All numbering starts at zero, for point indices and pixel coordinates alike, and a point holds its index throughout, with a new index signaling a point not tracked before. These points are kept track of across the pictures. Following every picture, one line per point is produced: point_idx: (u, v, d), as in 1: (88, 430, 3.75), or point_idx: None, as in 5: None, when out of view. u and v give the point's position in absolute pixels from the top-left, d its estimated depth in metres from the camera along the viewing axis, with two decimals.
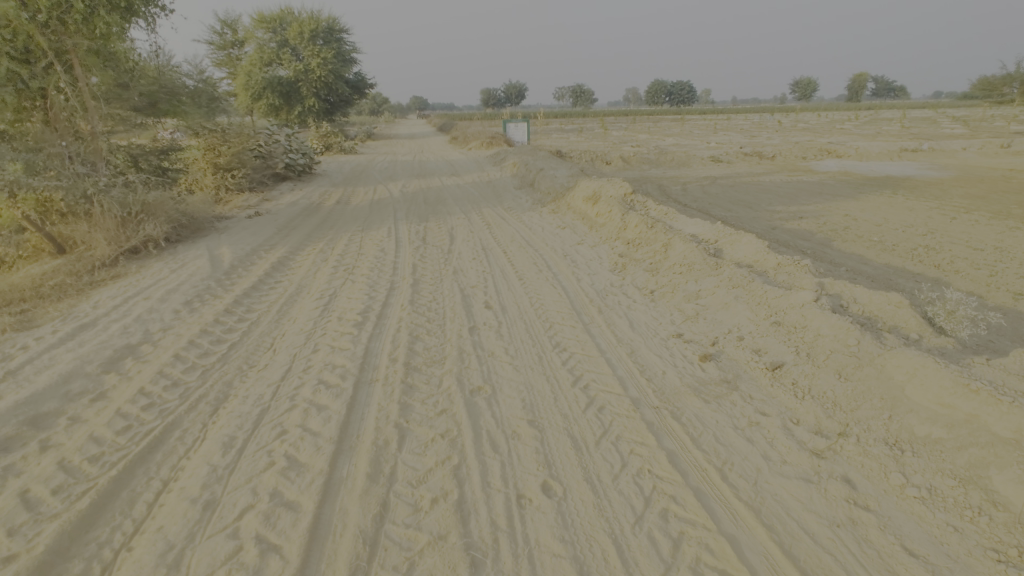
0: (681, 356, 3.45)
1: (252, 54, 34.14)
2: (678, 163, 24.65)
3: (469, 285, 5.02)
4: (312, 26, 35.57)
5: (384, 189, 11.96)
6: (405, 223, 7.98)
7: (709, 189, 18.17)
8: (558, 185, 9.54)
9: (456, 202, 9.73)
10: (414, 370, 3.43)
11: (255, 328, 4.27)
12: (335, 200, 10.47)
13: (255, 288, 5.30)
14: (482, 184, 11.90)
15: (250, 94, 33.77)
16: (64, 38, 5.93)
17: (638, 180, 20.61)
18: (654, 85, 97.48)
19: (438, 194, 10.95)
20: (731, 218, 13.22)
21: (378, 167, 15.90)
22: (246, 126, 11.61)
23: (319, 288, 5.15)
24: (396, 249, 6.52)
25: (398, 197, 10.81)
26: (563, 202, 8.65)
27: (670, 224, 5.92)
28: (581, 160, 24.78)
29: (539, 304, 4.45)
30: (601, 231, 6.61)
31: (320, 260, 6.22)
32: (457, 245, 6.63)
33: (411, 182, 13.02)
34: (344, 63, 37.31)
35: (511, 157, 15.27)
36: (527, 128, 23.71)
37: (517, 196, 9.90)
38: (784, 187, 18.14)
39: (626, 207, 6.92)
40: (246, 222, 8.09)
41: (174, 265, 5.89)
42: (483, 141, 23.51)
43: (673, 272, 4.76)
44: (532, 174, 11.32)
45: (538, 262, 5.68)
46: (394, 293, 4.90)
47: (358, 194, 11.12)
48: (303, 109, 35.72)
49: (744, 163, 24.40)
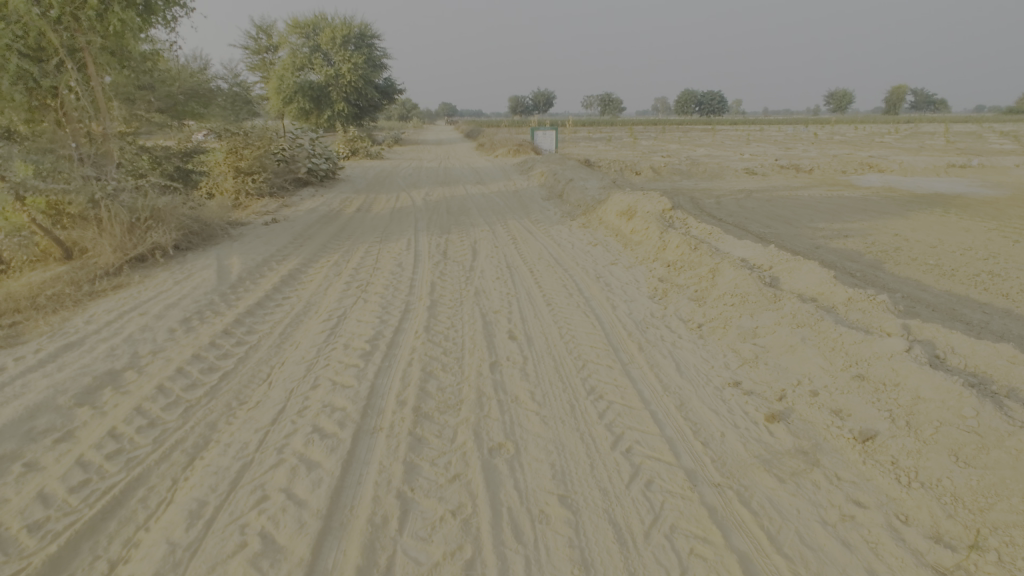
0: (743, 415, 2.86)
1: (285, 58, 34.57)
2: (711, 175, 23.84)
3: (492, 309, 4.53)
4: (344, 32, 35.86)
5: (407, 196, 11.59)
6: (426, 236, 7.55)
7: (745, 203, 17.38)
8: (588, 197, 9.02)
9: (481, 213, 9.27)
10: (425, 417, 2.94)
11: (253, 353, 3.84)
12: (356, 208, 10.12)
13: (260, 304, 4.89)
14: (508, 194, 11.44)
15: (282, 98, 34.25)
16: (76, 35, 5.63)
17: (670, 191, 19.91)
18: (684, 95, 96.26)
19: (462, 203, 10.54)
20: (770, 235, 12.48)
21: (403, 173, 15.60)
22: (270, 129, 11.39)
23: (328, 308, 4.71)
24: (414, 264, 6.08)
25: (421, 206, 10.43)
26: (594, 215, 8.12)
27: (715, 245, 5.34)
28: (610, 169, 24.17)
29: (569, 336, 3.93)
30: (636, 250, 6.06)
31: (332, 274, 5.80)
32: (479, 261, 6.16)
33: (435, 189, 12.65)
34: (374, 68, 37.52)
35: (539, 166, 14.79)
36: (555, 136, 23.25)
37: (545, 207, 9.40)
38: (825, 202, 17.25)
39: (665, 224, 6.36)
40: (261, 230, 7.75)
41: (179, 276, 5.55)
42: (511, 149, 23.11)
43: (723, 304, 4.18)
44: (561, 185, 10.80)
45: (567, 284, 5.15)
46: (408, 316, 4.43)
47: (380, 202, 10.76)
48: (333, 113, 36.00)
49: (780, 176, 23.46)
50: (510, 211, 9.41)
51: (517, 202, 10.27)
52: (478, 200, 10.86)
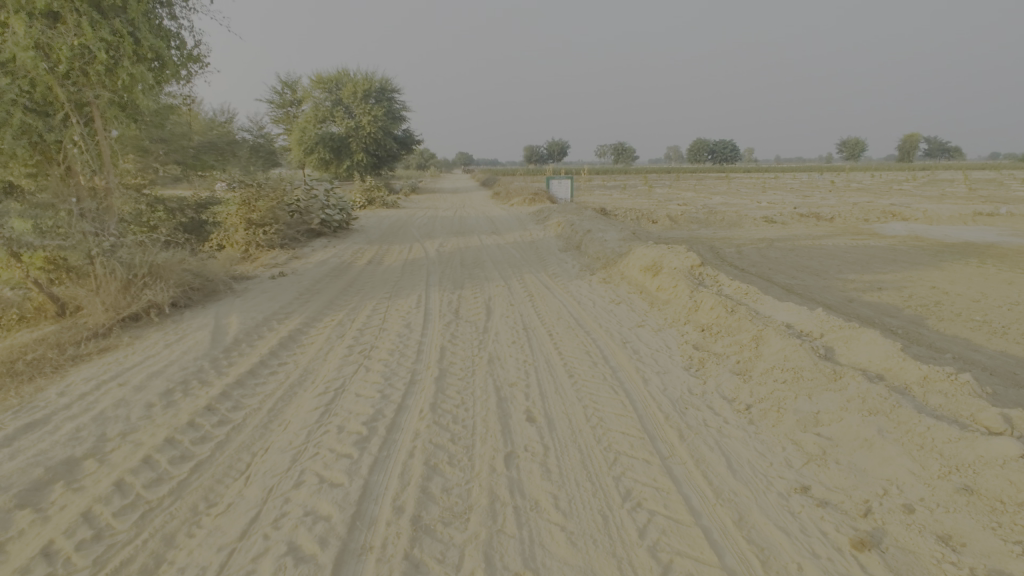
0: (821, 537, 2.29)
1: (309, 112, 35.82)
2: (730, 224, 23.47)
3: (507, 382, 4.03)
4: (366, 87, 37.18)
5: (420, 247, 11.32)
6: (438, 292, 7.16)
7: (768, 252, 16.88)
8: (609, 249, 8.62)
9: (496, 266, 8.90)
10: (425, 532, 2.42)
11: (235, 437, 3.37)
12: (367, 260, 9.84)
13: (252, 372, 4.46)
14: (524, 245, 11.11)
15: (303, 150, 35.53)
16: (84, 89, 5.52)
17: (688, 240, 19.52)
18: (697, 144, 97.68)
19: (477, 255, 10.22)
20: (798, 287, 11.90)
21: (417, 224, 15.46)
22: (284, 181, 11.35)
23: (327, 377, 4.27)
24: (423, 324, 5.65)
25: (434, 258, 10.11)
26: (616, 269, 7.69)
27: (755, 308, 4.85)
28: (626, 218, 23.96)
29: (597, 419, 3.41)
30: (665, 310, 5.58)
31: (335, 335, 5.39)
32: (493, 321, 5.72)
33: (450, 240, 12.40)
34: (393, 121, 38.60)
35: (556, 215, 14.54)
36: (571, 186, 23.23)
37: (562, 260, 9.01)
38: (852, 252, 16.66)
39: (695, 282, 5.89)
40: (267, 284, 7.44)
41: (172, 338, 5.18)
42: (526, 198, 23.09)
43: (773, 380, 3.64)
44: (579, 236, 10.45)
45: (591, 350, 4.66)
46: (413, 388, 3.96)
47: (392, 253, 10.50)
48: (352, 163, 36.86)
49: (801, 225, 23.00)
50: (526, 263, 9.05)
51: (533, 254, 9.91)
52: (493, 252, 10.53)
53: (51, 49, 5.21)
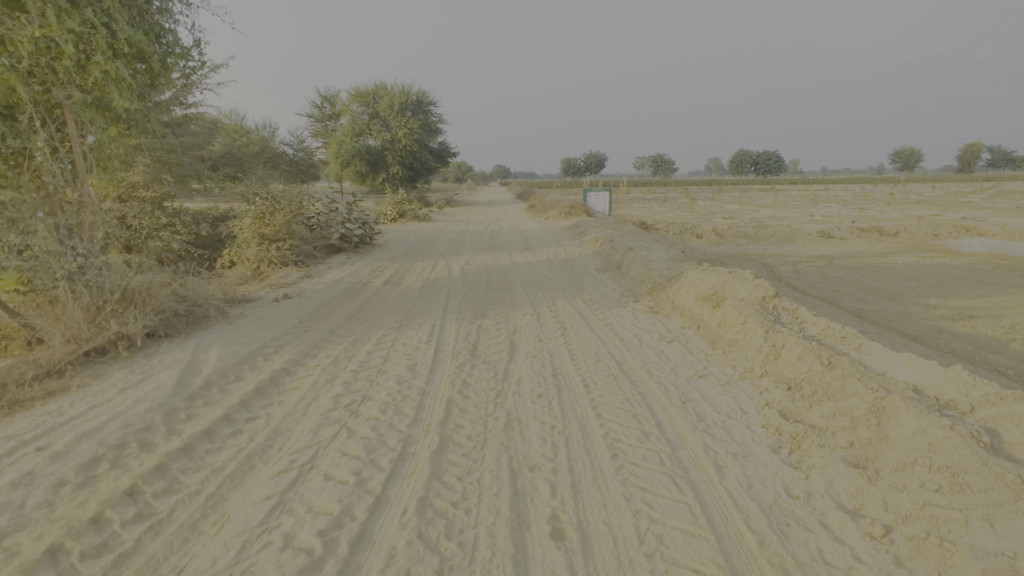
0: None
1: (346, 126, 36.03)
2: (782, 240, 21.80)
3: (527, 464, 2.99)
4: (403, 99, 37.08)
5: (444, 265, 10.44)
6: (454, 320, 6.20)
7: (829, 271, 15.26)
8: (654, 272, 7.48)
9: (525, 289, 7.89)
10: None
11: (146, 545, 2.45)
12: (385, 280, 9.00)
13: (210, 430, 3.58)
14: (557, 264, 10.07)
15: (340, 162, 35.69)
16: (53, 88, 4.84)
17: (737, 258, 18.03)
18: (740, 156, 94.83)
19: (506, 274, 9.26)
20: (872, 314, 10.40)
21: (446, 238, 14.66)
22: (302, 194, 10.68)
23: (296, 446, 3.34)
24: (432, 365, 4.67)
25: (458, 277, 9.19)
26: (663, 295, 6.57)
27: (860, 359, 3.66)
28: (668, 232, 22.58)
29: (654, 542, 2.32)
30: (732, 356, 4.44)
31: (325, 377, 4.48)
32: (517, 364, 4.69)
33: (478, 256, 11.49)
34: (429, 133, 38.35)
35: (593, 230, 13.44)
36: (609, 198, 22.05)
37: (600, 283, 7.93)
38: (926, 272, 14.88)
39: (769, 317, 4.73)
40: (267, 309, 6.65)
41: (132, 378, 4.35)
42: (562, 211, 22.04)
43: (917, 487, 2.47)
44: (619, 256, 9.33)
45: (640, 414, 3.57)
46: (401, 468, 2.98)
47: (413, 272, 9.65)
48: (388, 176, 36.73)
49: (862, 241, 21.11)
50: (559, 286, 8.02)
51: (567, 275, 8.84)
52: (523, 271, 9.54)
53: (12, 43, 4.51)
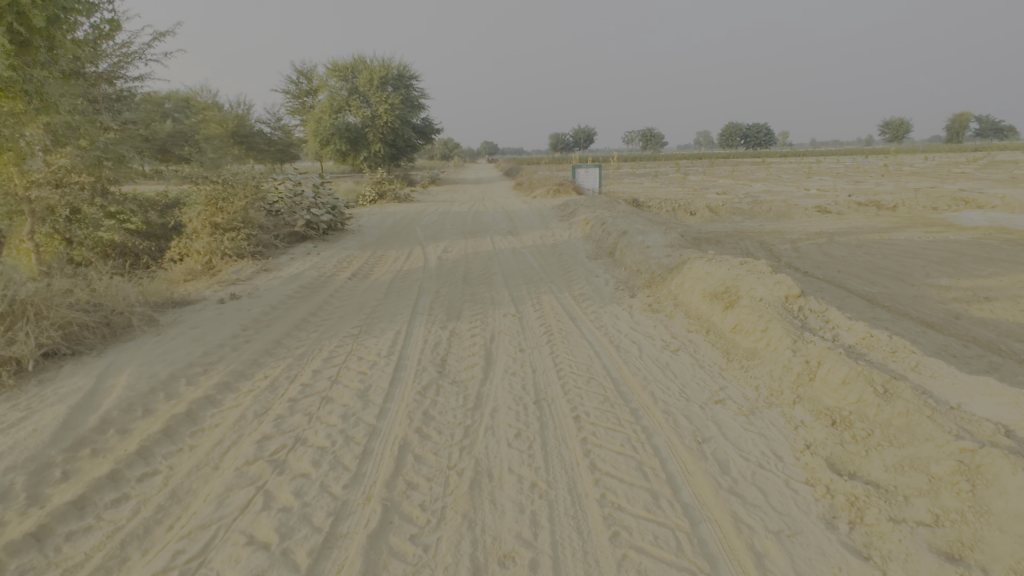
0: None
1: (324, 102, 34.51)
2: (778, 216, 21.04)
3: (498, 555, 2.20)
4: (383, 73, 35.42)
5: (420, 254, 9.56)
6: (422, 324, 5.35)
7: (830, 250, 14.54)
8: (651, 262, 6.66)
9: (506, 283, 7.04)
10: None
11: None
12: (352, 273, 8.11)
13: (83, 497, 2.73)
14: (544, 250, 9.19)
15: (319, 140, 34.22)
16: None
17: (734, 237, 17.25)
18: (730, 129, 93.78)
19: (487, 264, 8.38)
20: (882, 298, 9.70)
21: (425, 221, 13.74)
22: (260, 176, 9.71)
23: (191, 523, 2.51)
24: (388, 389, 3.84)
25: (433, 268, 8.30)
26: (664, 290, 5.75)
27: (923, 386, 2.89)
28: (660, 210, 21.72)
29: None
30: (754, 373, 3.64)
31: (254, 409, 3.63)
32: (492, 386, 3.88)
33: (458, 242, 10.61)
34: (412, 108, 36.85)
35: (582, 211, 12.54)
36: (599, 174, 21.09)
37: (591, 274, 7.09)
38: (932, 248, 14.21)
39: (796, 323, 3.92)
40: (207, 313, 5.76)
41: (8, 417, 3.48)
42: (550, 189, 21.10)
43: None
44: (611, 242, 8.48)
45: (646, 463, 2.77)
46: (323, 565, 2.18)
47: (384, 263, 8.77)
48: (369, 154, 35.34)
49: (860, 216, 20.42)
50: (545, 278, 7.18)
51: (554, 264, 7.98)
52: (505, 260, 8.65)
53: None
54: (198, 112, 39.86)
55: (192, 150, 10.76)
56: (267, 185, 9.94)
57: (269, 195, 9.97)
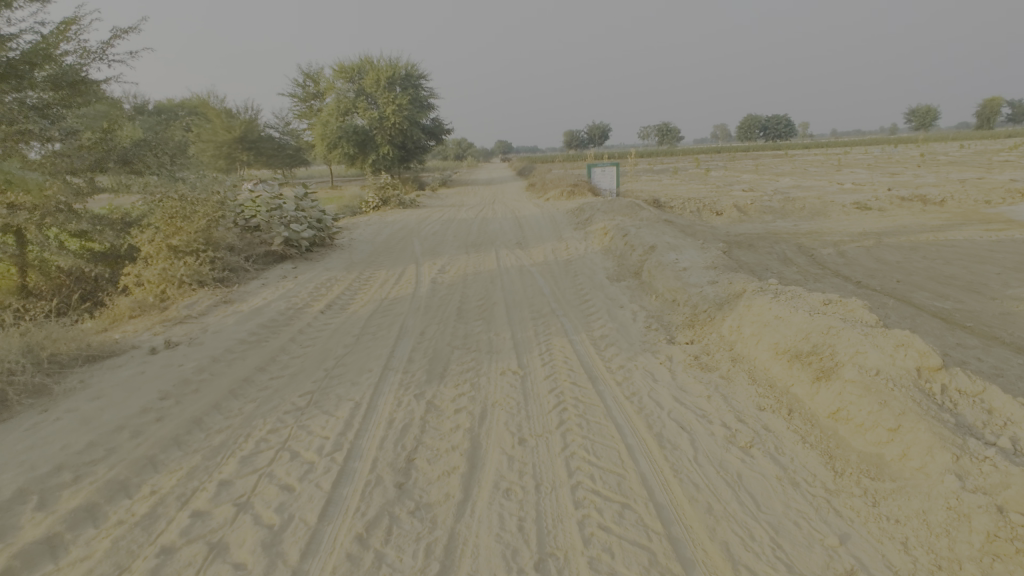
0: None
1: (331, 104, 33.56)
2: (813, 215, 19.35)
3: None
4: (390, 73, 34.20)
5: (413, 275, 8.30)
6: (392, 390, 4.02)
7: (881, 254, 12.91)
8: (692, 293, 5.24)
9: (510, 319, 5.68)
10: None
11: None
12: (328, 303, 6.85)
13: None
14: (556, 270, 7.80)
15: (326, 144, 33.22)
16: None
17: (767, 240, 15.68)
18: (750, 121, 91.29)
19: (488, 288, 7.03)
20: (961, 317, 8.12)
21: (427, 231, 12.50)
22: (223, 192, 8.67)
23: None
24: (315, 527, 2.55)
25: (425, 294, 6.97)
26: (714, 337, 4.34)
27: None
28: (684, 210, 20.17)
29: None
30: (893, 515, 2.25)
31: (102, 570, 2.34)
32: (474, 521, 2.53)
33: (458, 258, 9.31)
34: (421, 108, 35.66)
35: (600, 217, 11.12)
36: (617, 173, 19.61)
37: (614, 309, 5.70)
38: (999, 249, 12.49)
39: (948, 421, 2.50)
40: (125, 373, 4.49)
41: None
42: (564, 191, 19.74)
43: None
44: (636, 263, 7.07)
45: None
46: None
47: (370, 289, 7.52)
48: (378, 157, 34.29)
49: (905, 212, 18.65)
50: (557, 312, 5.81)
51: (569, 290, 6.60)
52: (509, 283, 7.29)
53: None
54: (206, 118, 39.33)
55: (174, 160, 9.40)
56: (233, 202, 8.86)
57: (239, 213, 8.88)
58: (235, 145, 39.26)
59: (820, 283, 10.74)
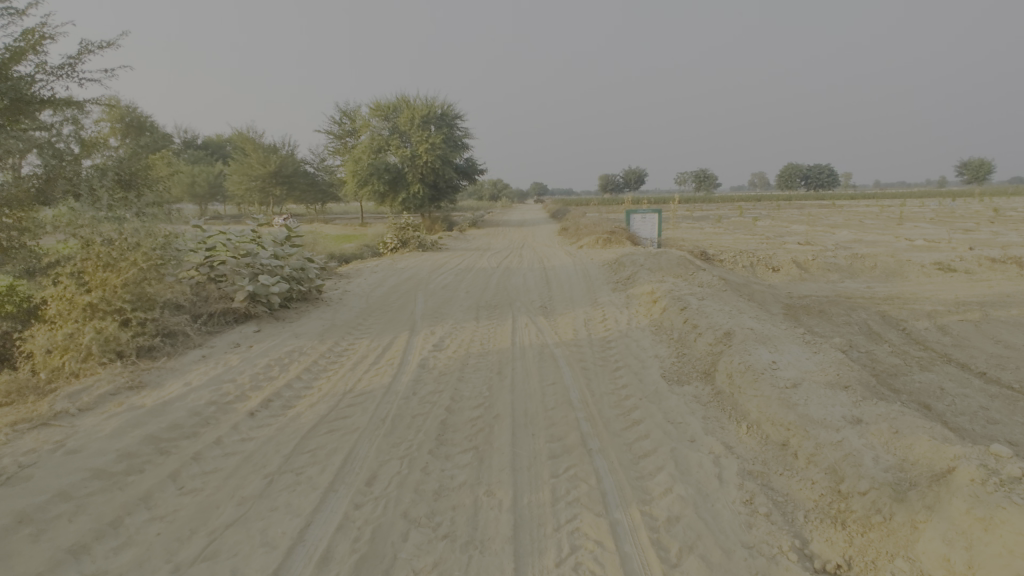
0: None
1: (365, 141, 33.03)
2: (888, 277, 16.81)
3: None
4: (426, 111, 33.35)
5: (401, 349, 6.38)
6: None
7: (997, 333, 10.38)
8: (821, 443, 3.11)
9: (515, 457, 3.61)
10: None
11: None
12: (270, 395, 4.95)
13: None
14: (588, 356, 5.72)
15: (358, 181, 32.73)
16: None
17: (842, 306, 13.26)
18: (792, 170, 88.74)
19: (490, 383, 5.01)
20: None
21: (438, 283, 10.69)
22: (172, 236, 7.10)
23: None
24: None
25: (404, 387, 4.99)
26: (905, 573, 2.20)
27: None
28: (735, 266, 17.93)
29: None
30: None
31: None
32: None
33: (465, 325, 7.37)
34: (456, 148, 34.71)
35: (646, 277, 9.06)
36: (660, 221, 17.58)
37: (680, 448, 3.59)
38: None
39: None
40: None
41: None
42: (600, 239, 17.84)
43: None
44: (704, 363, 4.97)
45: None
46: None
47: (336, 372, 5.62)
48: (408, 195, 33.30)
49: (1001, 277, 15.90)
50: (591, 446, 3.73)
51: (608, 399, 4.51)
52: (524, 372, 5.24)
53: None
54: (244, 152, 39.67)
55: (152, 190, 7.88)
56: (184, 246, 7.25)
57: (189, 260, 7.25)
58: (269, 179, 39.30)
59: (931, 372, 8.33)
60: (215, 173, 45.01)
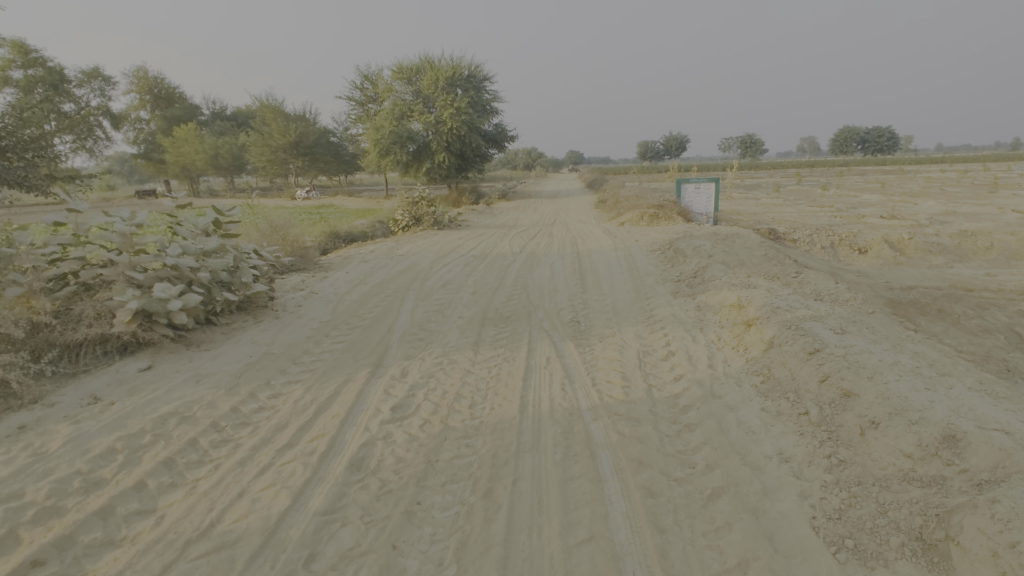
0: None
1: (387, 107, 30.42)
2: (1011, 262, 13.38)
3: None
4: (451, 73, 30.29)
5: (344, 409, 3.99)
6: None
7: None
8: None
9: None
10: None
11: None
12: (55, 540, 2.64)
13: None
14: (652, 450, 3.18)
15: (379, 150, 30.34)
16: None
17: (967, 303, 10.16)
18: (850, 134, 81.78)
19: (463, 534, 2.57)
20: None
21: (439, 278, 8.26)
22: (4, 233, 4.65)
23: None
24: None
25: (298, 539, 2.59)
26: None
27: None
28: (812, 246, 14.81)
29: None
30: None
31: None
32: None
33: (455, 358, 4.90)
34: (484, 113, 31.69)
35: (723, 277, 6.35)
36: (717, 192, 14.53)
37: None
38: None
39: None
40: None
41: None
42: (647, 215, 14.97)
43: None
44: (904, 505, 2.42)
45: None
46: None
47: (215, 469, 3.29)
48: (433, 164, 30.68)
49: None
50: None
51: None
52: (534, 503, 2.77)
53: None
54: (264, 121, 37.78)
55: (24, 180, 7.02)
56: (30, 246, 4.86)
57: (40, 266, 4.92)
58: (290, 150, 37.44)
59: None
60: (239, 145, 43.59)
